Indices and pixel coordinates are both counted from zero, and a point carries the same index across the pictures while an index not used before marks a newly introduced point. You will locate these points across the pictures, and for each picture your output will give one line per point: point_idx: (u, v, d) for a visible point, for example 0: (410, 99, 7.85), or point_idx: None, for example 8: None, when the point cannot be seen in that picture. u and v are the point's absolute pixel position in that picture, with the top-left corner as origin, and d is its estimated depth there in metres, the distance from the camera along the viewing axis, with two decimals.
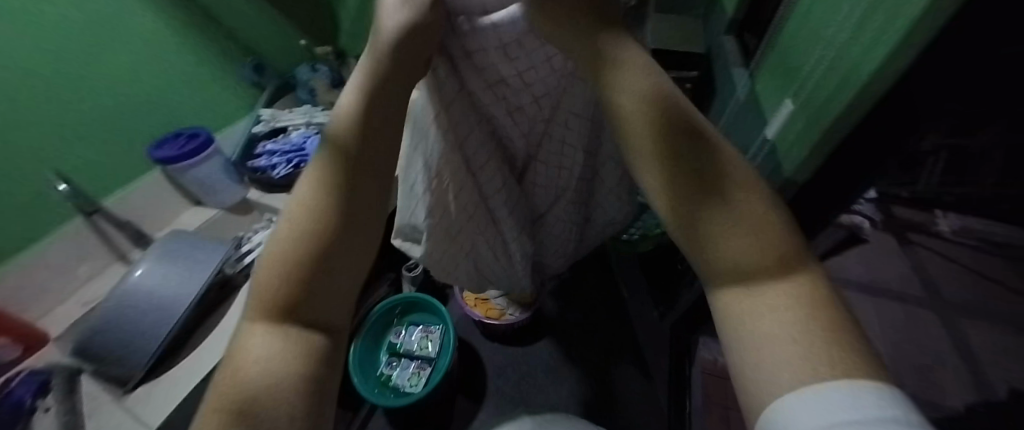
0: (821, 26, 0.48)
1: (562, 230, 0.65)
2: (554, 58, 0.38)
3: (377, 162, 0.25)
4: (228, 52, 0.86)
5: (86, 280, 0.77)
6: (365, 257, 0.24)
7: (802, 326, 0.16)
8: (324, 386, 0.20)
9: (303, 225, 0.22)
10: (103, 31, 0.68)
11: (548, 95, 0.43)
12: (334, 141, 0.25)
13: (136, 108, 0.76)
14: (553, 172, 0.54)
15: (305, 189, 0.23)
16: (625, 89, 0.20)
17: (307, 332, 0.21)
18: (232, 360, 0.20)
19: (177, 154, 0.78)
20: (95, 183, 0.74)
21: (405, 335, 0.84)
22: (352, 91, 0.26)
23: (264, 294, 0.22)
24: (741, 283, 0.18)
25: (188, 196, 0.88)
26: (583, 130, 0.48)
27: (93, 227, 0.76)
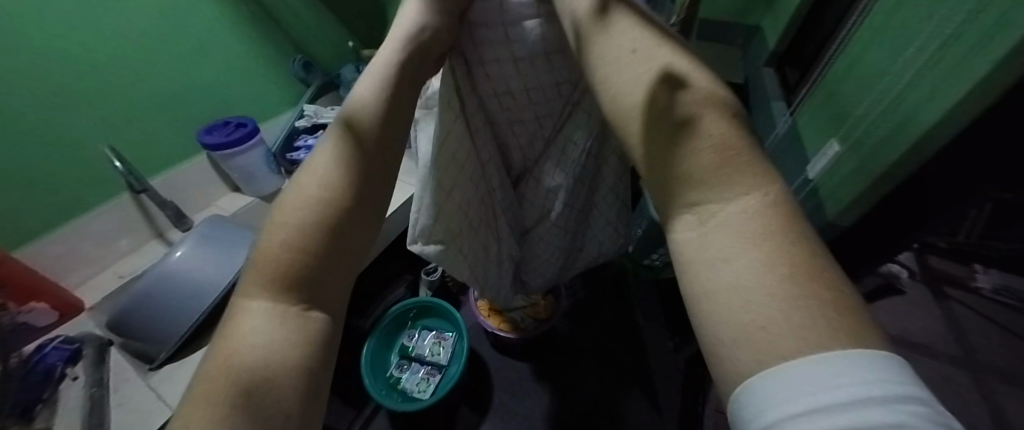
0: (874, 69, 0.47)
1: (546, 249, 0.64)
2: (560, 84, 0.43)
3: (387, 162, 0.28)
4: (280, 46, 0.90)
5: (124, 254, 0.80)
6: (365, 243, 0.27)
7: (744, 233, 0.19)
8: (317, 365, 0.23)
9: (317, 195, 0.25)
10: (171, 16, 0.72)
11: (550, 117, 0.47)
12: (348, 131, 0.28)
13: (191, 93, 0.80)
14: (545, 193, 0.55)
15: (319, 162, 0.27)
16: (629, 59, 0.26)
17: (302, 311, 0.23)
18: (228, 334, 0.23)
19: (224, 140, 0.80)
20: (145, 161, 0.78)
21: (418, 338, 0.84)
22: (371, 85, 0.30)
23: (264, 263, 0.24)
24: (705, 205, 0.21)
25: (228, 182, 0.92)
26: (579, 158, 0.50)
27: (137, 203, 0.79)
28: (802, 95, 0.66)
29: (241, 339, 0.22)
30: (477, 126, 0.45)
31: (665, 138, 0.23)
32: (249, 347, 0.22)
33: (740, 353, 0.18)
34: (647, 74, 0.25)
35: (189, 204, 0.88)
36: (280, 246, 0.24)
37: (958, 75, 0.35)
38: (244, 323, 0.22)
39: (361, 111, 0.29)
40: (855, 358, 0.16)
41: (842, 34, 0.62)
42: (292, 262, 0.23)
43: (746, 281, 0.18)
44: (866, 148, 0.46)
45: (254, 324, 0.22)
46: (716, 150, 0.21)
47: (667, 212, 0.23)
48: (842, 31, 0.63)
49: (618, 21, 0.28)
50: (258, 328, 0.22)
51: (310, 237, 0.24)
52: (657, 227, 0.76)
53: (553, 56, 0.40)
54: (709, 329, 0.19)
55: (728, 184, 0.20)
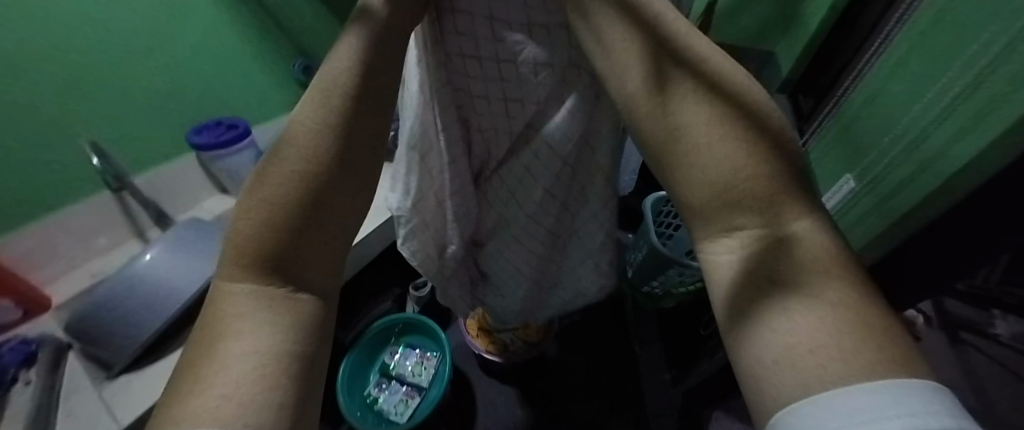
0: (886, 103, 0.45)
1: (506, 265, 0.56)
2: (539, 68, 0.35)
3: (371, 133, 0.27)
4: (282, 49, 0.90)
5: (102, 252, 0.79)
6: (345, 224, 0.25)
7: (808, 300, 0.17)
8: (304, 349, 0.21)
9: (297, 163, 0.23)
10: (172, 18, 0.73)
11: (522, 104, 0.38)
12: (322, 88, 0.26)
13: (183, 91, 0.79)
14: (511, 206, 0.48)
15: (302, 119, 0.25)
16: (708, 159, 0.21)
17: (292, 292, 0.23)
18: (210, 321, 0.21)
19: (212, 141, 0.79)
20: (131, 158, 0.77)
21: (400, 357, 0.80)
22: (349, 54, 0.27)
23: (243, 244, 0.23)
24: (782, 354, 0.16)
25: (216, 184, 0.91)
26: (554, 170, 0.42)
27: (120, 201, 0.77)
28: (816, 127, 0.63)
29: (231, 324, 0.21)
30: (436, 91, 0.38)
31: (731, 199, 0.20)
32: (236, 333, 0.20)
33: (766, 360, 0.17)
34: (715, 124, 0.21)
35: (174, 204, 0.87)
36: (252, 225, 0.23)
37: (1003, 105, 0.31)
38: (227, 305, 0.22)
39: (333, 77, 0.26)
40: (883, 385, 0.14)
41: (861, 64, 0.59)
42: (266, 243, 0.22)
43: (796, 329, 0.16)
44: (887, 186, 0.45)
45: (240, 305, 0.21)
46: (811, 240, 0.19)
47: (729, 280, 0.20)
48: (861, 63, 0.60)
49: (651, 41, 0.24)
50: (248, 309, 0.21)
51: (275, 218, 0.23)
52: (658, 254, 0.72)
53: (537, 30, 0.33)
54: (752, 363, 0.18)
55: (805, 251, 0.18)
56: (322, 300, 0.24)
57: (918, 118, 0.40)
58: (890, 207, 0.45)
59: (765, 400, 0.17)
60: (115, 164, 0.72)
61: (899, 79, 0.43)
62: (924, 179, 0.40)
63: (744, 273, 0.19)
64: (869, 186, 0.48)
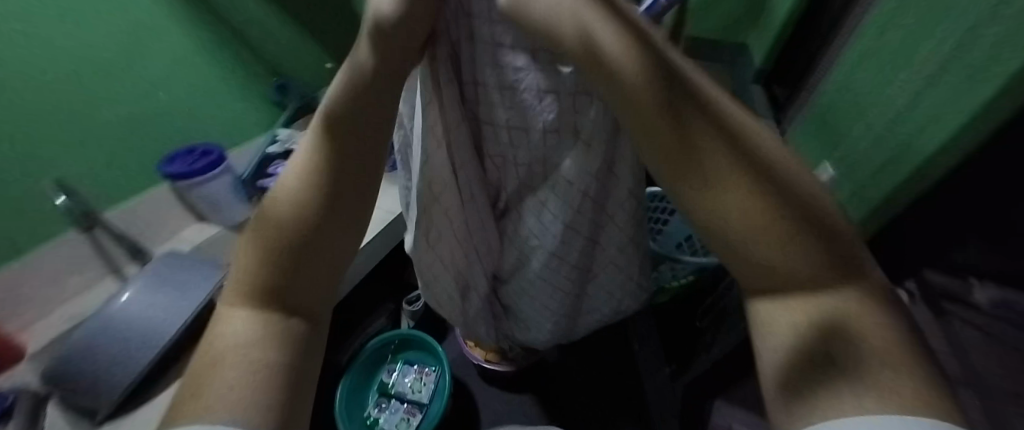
0: (869, 96, 0.46)
1: (532, 304, 0.53)
2: (542, 96, 0.31)
3: (359, 173, 0.26)
4: (255, 71, 0.90)
5: (76, 294, 0.75)
6: (343, 256, 0.26)
7: (883, 379, 0.15)
8: (293, 361, 0.23)
9: (289, 202, 0.24)
10: (138, 44, 0.71)
11: (526, 134, 0.34)
12: (317, 131, 0.26)
13: (158, 119, 0.78)
14: (529, 241, 0.45)
15: (299, 161, 0.25)
16: (743, 218, 0.18)
17: (285, 316, 0.24)
18: (210, 340, 0.23)
19: (187, 170, 0.79)
20: (103, 194, 0.74)
21: (398, 375, 0.79)
22: (347, 84, 0.25)
23: (244, 274, 0.24)
24: (808, 400, 0.16)
25: (193, 211, 0.87)
26: (574, 204, 0.39)
27: (91, 240, 0.75)
28: (797, 117, 0.64)
29: (225, 341, 0.23)
30: (453, 129, 0.34)
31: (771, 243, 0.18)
32: (235, 348, 0.22)
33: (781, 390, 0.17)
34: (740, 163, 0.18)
35: (150, 236, 0.83)
36: (256, 256, 0.24)
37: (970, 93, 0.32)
38: (227, 321, 0.24)
39: (330, 112, 0.25)
40: (897, 424, 0.14)
41: (833, 51, 0.61)
42: (264, 275, 0.24)
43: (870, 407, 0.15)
44: (869, 171, 0.46)
45: (238, 321, 0.23)
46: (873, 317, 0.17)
47: (786, 339, 0.18)
48: (832, 52, 0.61)
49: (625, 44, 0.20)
50: (242, 328, 0.23)
51: (275, 250, 0.24)
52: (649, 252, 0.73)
53: (543, 65, 0.29)
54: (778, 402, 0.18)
55: (861, 326, 0.17)
56: (317, 318, 0.26)
57: (893, 101, 0.42)
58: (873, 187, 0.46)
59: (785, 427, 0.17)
60: (83, 200, 0.71)
61: (880, 65, 0.44)
62: (899, 167, 0.41)
63: (805, 334, 0.17)
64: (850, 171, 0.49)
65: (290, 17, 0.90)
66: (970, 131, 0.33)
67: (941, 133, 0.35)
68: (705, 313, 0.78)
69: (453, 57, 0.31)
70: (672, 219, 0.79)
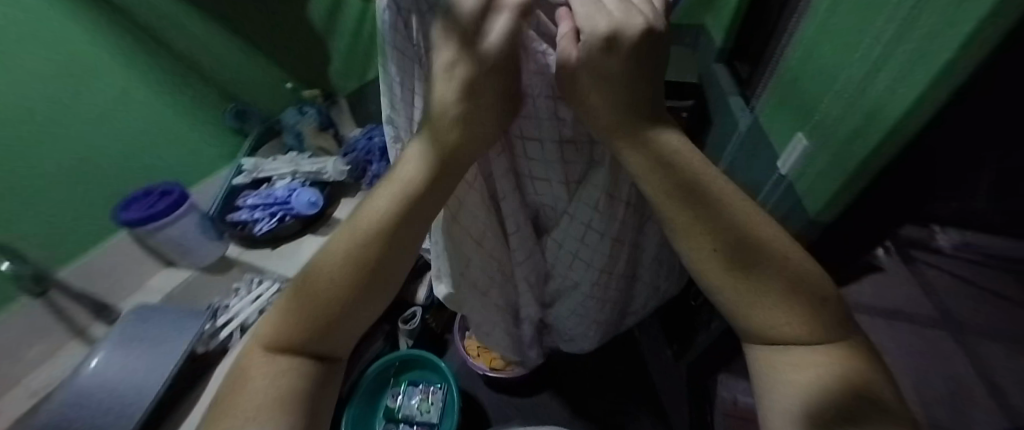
0: (815, 63, 0.47)
1: (579, 321, 0.55)
2: (557, 106, 0.34)
3: (402, 250, 0.28)
4: (210, 99, 0.86)
5: (39, 364, 0.72)
6: (366, 317, 0.29)
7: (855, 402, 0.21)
8: (312, 397, 0.27)
9: (334, 271, 0.27)
10: (75, 84, 0.67)
11: (539, 144, 0.36)
12: (373, 209, 0.28)
13: (106, 162, 0.74)
14: (568, 255, 0.46)
15: (351, 233, 0.27)
16: (752, 276, 0.23)
17: (305, 361, 0.28)
18: (242, 370, 0.27)
19: (145, 214, 0.75)
20: (52, 254, 0.71)
21: (403, 398, 0.76)
22: (398, 177, 0.28)
23: (276, 318, 0.28)
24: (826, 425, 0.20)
25: (162, 258, 0.86)
26: (615, 216, 0.41)
27: (49, 305, 0.72)
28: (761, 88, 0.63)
29: (253, 374, 0.27)
30: (497, 156, 0.37)
31: (758, 310, 0.23)
32: (258, 388, 0.26)
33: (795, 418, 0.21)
34: (733, 250, 0.23)
35: (115, 292, 0.80)
36: (291, 314, 0.27)
37: (875, 124, 0.34)
38: (255, 361, 0.27)
39: (380, 199, 0.28)
40: None
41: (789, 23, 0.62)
42: (293, 325, 0.27)
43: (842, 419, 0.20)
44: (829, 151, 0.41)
45: (265, 364, 0.27)
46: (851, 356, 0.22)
47: (794, 380, 0.22)
48: (790, 23, 0.61)
49: (639, 150, 0.25)
50: (266, 368, 0.27)
51: (309, 314, 0.27)
52: None
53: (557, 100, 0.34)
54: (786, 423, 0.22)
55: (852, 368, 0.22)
56: (334, 362, 0.30)
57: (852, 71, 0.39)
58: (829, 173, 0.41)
59: None
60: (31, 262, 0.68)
61: (830, 34, 0.44)
62: (850, 150, 0.37)
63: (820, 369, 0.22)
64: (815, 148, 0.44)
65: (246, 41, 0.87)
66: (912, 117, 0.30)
67: (880, 111, 0.33)
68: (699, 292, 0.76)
69: None
70: None
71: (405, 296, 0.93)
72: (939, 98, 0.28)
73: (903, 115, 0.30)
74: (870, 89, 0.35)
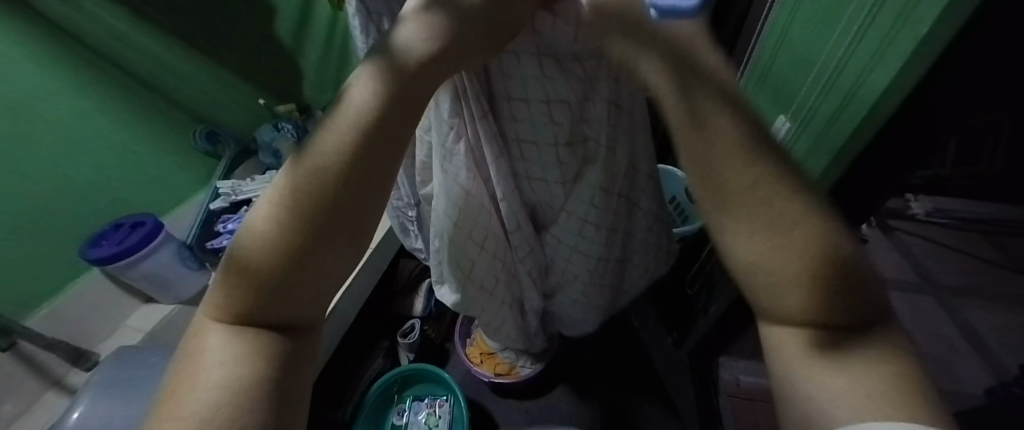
0: (786, 47, 0.47)
1: (581, 308, 0.54)
2: (549, 107, 0.31)
3: (373, 185, 0.22)
4: (177, 121, 0.82)
5: (17, 417, 0.71)
6: (333, 280, 0.23)
7: (872, 365, 0.17)
8: (283, 375, 0.22)
9: (286, 219, 0.21)
10: (16, 114, 0.63)
11: (536, 147, 0.35)
12: (327, 138, 0.21)
13: (68, 198, 0.71)
14: (567, 250, 0.45)
15: (301, 172, 0.21)
16: (771, 221, 0.18)
17: (267, 334, 0.22)
18: (190, 352, 0.22)
19: (115, 251, 0.70)
20: (15, 301, 0.69)
21: (409, 414, 0.74)
22: (343, 109, 0.21)
23: (228, 283, 0.22)
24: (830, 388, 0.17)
25: (139, 294, 0.83)
26: (607, 207, 0.41)
27: (20, 355, 0.69)
28: (739, 75, 0.63)
29: (201, 353, 0.21)
30: (494, 160, 0.35)
31: (794, 276, 0.18)
32: (212, 368, 0.20)
33: (802, 392, 0.18)
34: (786, 200, 0.18)
35: (91, 335, 0.78)
36: (240, 278, 0.21)
37: (853, 105, 0.35)
38: (207, 337, 0.22)
39: (324, 138, 0.21)
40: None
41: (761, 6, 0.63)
42: (247, 288, 0.21)
43: (861, 394, 0.16)
44: (816, 128, 0.41)
45: (218, 340, 0.21)
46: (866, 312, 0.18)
47: (790, 344, 0.19)
48: (763, 6, 0.62)
49: (685, 83, 0.20)
50: (220, 344, 0.21)
51: (256, 280, 0.21)
52: None
53: (555, 107, 0.31)
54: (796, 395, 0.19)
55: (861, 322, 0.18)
56: (311, 329, 0.24)
57: (827, 58, 0.39)
58: (815, 147, 0.42)
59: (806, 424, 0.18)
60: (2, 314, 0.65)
61: (796, 21, 0.45)
62: (834, 129, 0.38)
63: (823, 322, 0.18)
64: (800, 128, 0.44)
65: (212, 59, 0.83)
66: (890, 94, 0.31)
67: (857, 91, 0.34)
68: (693, 279, 0.77)
69: (489, 97, 0.32)
70: None
71: (402, 310, 0.92)
72: (917, 70, 0.29)
73: (880, 96, 0.32)
74: (845, 71, 0.36)
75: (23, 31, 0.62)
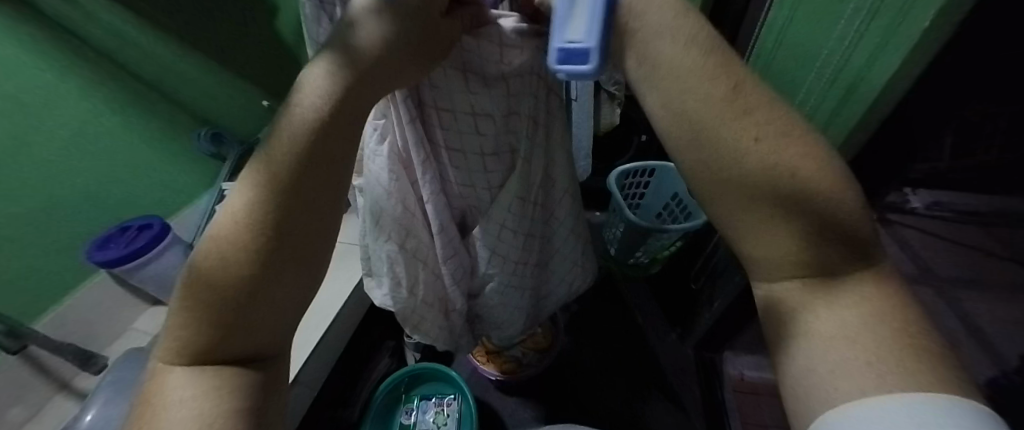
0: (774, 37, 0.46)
1: (502, 310, 0.54)
2: (476, 117, 0.34)
3: (321, 197, 0.22)
4: (179, 121, 0.82)
5: (26, 422, 0.71)
6: (295, 301, 0.23)
7: (860, 304, 0.18)
8: (260, 405, 0.22)
9: (238, 243, 0.20)
10: (25, 120, 0.63)
11: (463, 155, 0.36)
12: (272, 155, 0.21)
13: (70, 200, 0.71)
14: (486, 252, 0.46)
15: (249, 192, 0.21)
16: (747, 206, 0.19)
17: (229, 368, 0.21)
18: (153, 397, 0.21)
19: (124, 252, 0.70)
20: (24, 305, 0.68)
21: (417, 413, 0.74)
22: (288, 123, 0.21)
23: (183, 323, 0.21)
24: (810, 343, 0.18)
25: (146, 297, 0.83)
26: (524, 214, 0.43)
27: (29, 360, 0.69)
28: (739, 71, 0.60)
29: (166, 394, 0.21)
30: (423, 164, 0.36)
31: (779, 247, 0.19)
32: (182, 408, 0.20)
33: (795, 365, 0.18)
34: (784, 186, 0.18)
35: (99, 338, 0.78)
36: (198, 307, 0.21)
37: (857, 92, 0.34)
38: (168, 379, 0.21)
39: (275, 155, 0.21)
40: (923, 398, 0.15)
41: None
42: (203, 323, 0.21)
43: (839, 371, 0.17)
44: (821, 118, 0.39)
45: (180, 380, 0.21)
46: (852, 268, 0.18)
47: (786, 320, 0.20)
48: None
49: (656, 70, 0.20)
50: (184, 380, 0.21)
51: (216, 307, 0.21)
52: (635, 226, 0.74)
53: (481, 120, 0.34)
54: (788, 370, 0.19)
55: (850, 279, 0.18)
56: (277, 358, 0.24)
57: None
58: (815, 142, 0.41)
59: (800, 401, 0.18)
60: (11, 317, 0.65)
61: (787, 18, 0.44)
62: (836, 119, 0.37)
63: (820, 288, 0.18)
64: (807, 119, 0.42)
65: (214, 60, 0.82)
66: (898, 82, 0.31)
67: (861, 81, 0.33)
68: (698, 274, 0.77)
69: (418, 106, 0.33)
70: (648, 190, 0.84)
71: None
72: (928, 53, 0.29)
73: (885, 85, 0.32)
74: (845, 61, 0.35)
75: (27, 31, 0.61)
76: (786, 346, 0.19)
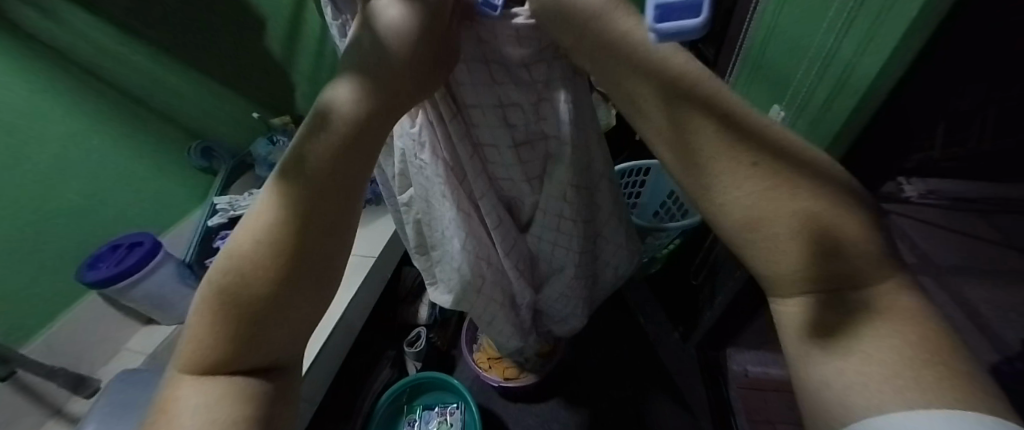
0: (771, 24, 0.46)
1: (567, 304, 0.54)
2: (503, 109, 0.33)
3: (338, 216, 0.21)
4: (171, 136, 0.82)
5: None
6: (309, 316, 0.22)
7: (898, 311, 0.16)
8: (267, 412, 0.20)
9: (258, 267, 0.20)
10: (11, 141, 0.62)
11: (497, 150, 0.36)
12: (292, 180, 0.20)
13: (55, 219, 0.69)
14: (548, 246, 0.46)
15: (269, 217, 0.20)
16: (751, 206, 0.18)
17: (237, 380, 0.20)
18: (162, 413, 0.20)
19: (114, 271, 0.69)
20: (8, 330, 0.67)
21: (420, 423, 0.73)
22: (314, 144, 0.20)
23: (197, 344, 0.20)
24: (834, 346, 0.17)
25: (138, 316, 0.82)
26: (581, 203, 0.41)
27: (18, 385, 0.68)
28: (729, 67, 0.60)
29: (173, 410, 0.19)
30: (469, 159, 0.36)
31: (805, 249, 0.17)
32: (185, 414, 0.19)
33: (815, 373, 0.17)
34: (809, 189, 0.17)
35: (93, 361, 0.77)
36: (213, 315, 0.20)
37: (847, 88, 0.35)
38: (178, 392, 0.20)
39: (299, 180, 0.20)
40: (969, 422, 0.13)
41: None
42: (221, 338, 0.20)
43: (857, 378, 0.15)
44: (818, 103, 0.39)
45: (190, 393, 0.20)
46: (879, 270, 0.17)
47: (805, 325, 0.18)
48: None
49: (643, 78, 0.20)
50: (193, 395, 0.20)
51: (235, 317, 0.20)
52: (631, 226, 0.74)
53: (509, 110, 0.33)
54: (808, 382, 0.17)
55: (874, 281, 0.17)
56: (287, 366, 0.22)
57: (813, 35, 0.39)
58: (812, 133, 0.40)
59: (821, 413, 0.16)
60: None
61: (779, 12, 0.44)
62: (828, 113, 0.38)
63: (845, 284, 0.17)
64: (800, 110, 0.42)
65: (202, 72, 0.82)
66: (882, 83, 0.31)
67: (853, 70, 0.34)
68: (698, 269, 0.77)
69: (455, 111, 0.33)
70: (644, 190, 0.84)
71: (407, 319, 0.91)
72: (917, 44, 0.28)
73: (870, 87, 0.32)
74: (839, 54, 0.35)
75: (9, 51, 0.61)
76: (798, 354, 0.18)
